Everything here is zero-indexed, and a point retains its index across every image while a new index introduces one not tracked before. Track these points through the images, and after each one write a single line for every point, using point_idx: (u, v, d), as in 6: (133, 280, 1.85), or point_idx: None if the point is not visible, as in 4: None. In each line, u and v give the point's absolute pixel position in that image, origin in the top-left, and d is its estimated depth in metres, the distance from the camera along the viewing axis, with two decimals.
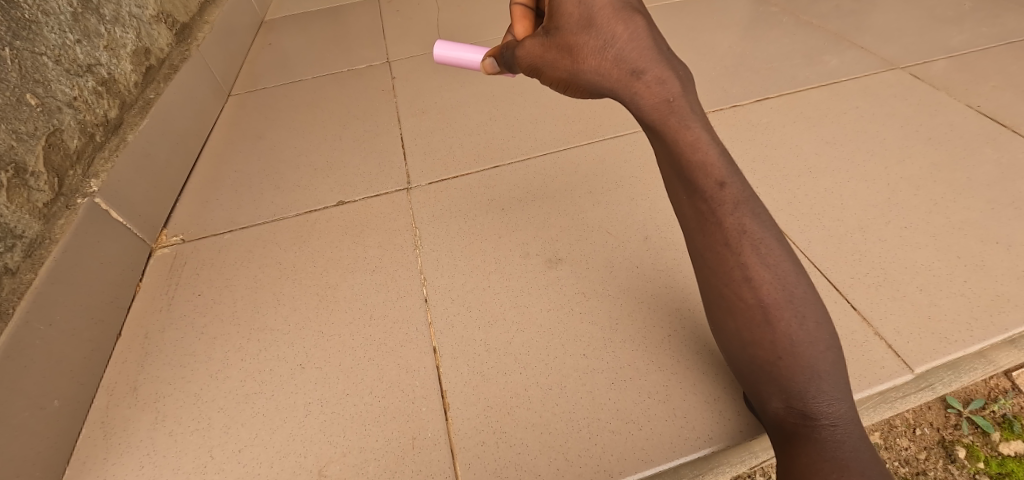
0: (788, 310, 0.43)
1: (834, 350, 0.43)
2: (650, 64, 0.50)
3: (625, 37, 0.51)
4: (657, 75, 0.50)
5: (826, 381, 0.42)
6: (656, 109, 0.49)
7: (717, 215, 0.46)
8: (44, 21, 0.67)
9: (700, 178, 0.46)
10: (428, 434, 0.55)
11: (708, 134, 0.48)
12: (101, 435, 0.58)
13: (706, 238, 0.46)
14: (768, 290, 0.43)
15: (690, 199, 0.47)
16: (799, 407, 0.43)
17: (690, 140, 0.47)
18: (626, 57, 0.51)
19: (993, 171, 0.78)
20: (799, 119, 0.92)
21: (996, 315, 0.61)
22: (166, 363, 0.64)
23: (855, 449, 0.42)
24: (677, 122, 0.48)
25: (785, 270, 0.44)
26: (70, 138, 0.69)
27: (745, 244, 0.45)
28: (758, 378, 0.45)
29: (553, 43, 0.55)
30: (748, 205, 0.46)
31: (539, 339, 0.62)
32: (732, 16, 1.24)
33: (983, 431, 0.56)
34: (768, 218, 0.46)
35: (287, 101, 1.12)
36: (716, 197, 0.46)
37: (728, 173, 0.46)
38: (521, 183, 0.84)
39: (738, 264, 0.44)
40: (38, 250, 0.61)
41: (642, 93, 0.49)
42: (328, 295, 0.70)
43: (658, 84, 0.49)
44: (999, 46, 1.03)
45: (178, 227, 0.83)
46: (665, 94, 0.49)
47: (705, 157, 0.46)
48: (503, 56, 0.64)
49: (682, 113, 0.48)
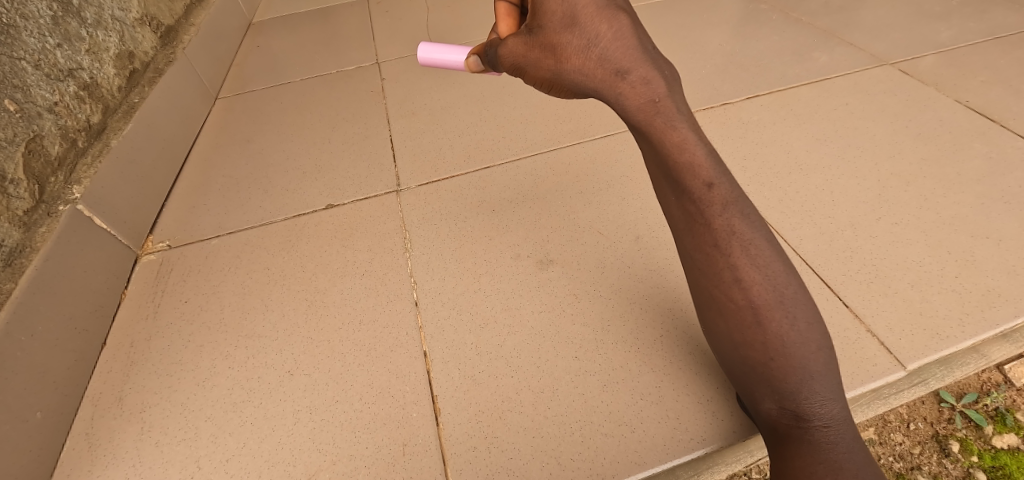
0: (779, 311, 0.42)
1: (826, 349, 0.43)
2: (634, 64, 0.49)
3: (609, 36, 0.50)
4: (642, 75, 0.49)
5: (819, 381, 0.42)
6: (641, 110, 0.48)
7: (706, 216, 0.45)
8: (22, 25, 0.66)
9: (688, 179, 0.45)
10: (420, 440, 0.54)
11: (695, 134, 0.47)
12: (86, 447, 0.57)
13: (695, 239, 0.46)
14: (759, 291, 0.43)
15: (679, 201, 0.47)
16: (791, 407, 0.42)
17: (677, 141, 0.46)
18: (611, 56, 0.50)
19: (983, 166, 0.79)
20: (790, 116, 0.92)
21: (987, 311, 0.61)
22: (153, 372, 0.63)
23: (848, 450, 0.42)
24: (664, 123, 0.47)
25: (776, 271, 0.44)
26: (51, 144, 0.68)
27: (734, 245, 0.44)
28: (750, 379, 0.45)
29: (536, 41, 0.55)
30: (736, 206, 0.45)
31: (531, 341, 0.62)
32: (722, 14, 1.24)
33: (976, 424, 0.55)
34: (757, 218, 0.46)
35: (276, 103, 1.10)
36: (705, 198, 0.45)
37: (716, 174, 0.46)
38: (512, 184, 0.83)
39: (727, 265, 0.44)
40: (18, 259, 0.60)
41: (627, 94, 0.49)
42: (316, 300, 0.69)
43: (643, 84, 0.49)
44: (987, 41, 1.03)
45: (165, 233, 0.82)
46: (650, 95, 0.48)
47: (692, 158, 0.46)
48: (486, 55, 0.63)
49: (669, 113, 0.47)
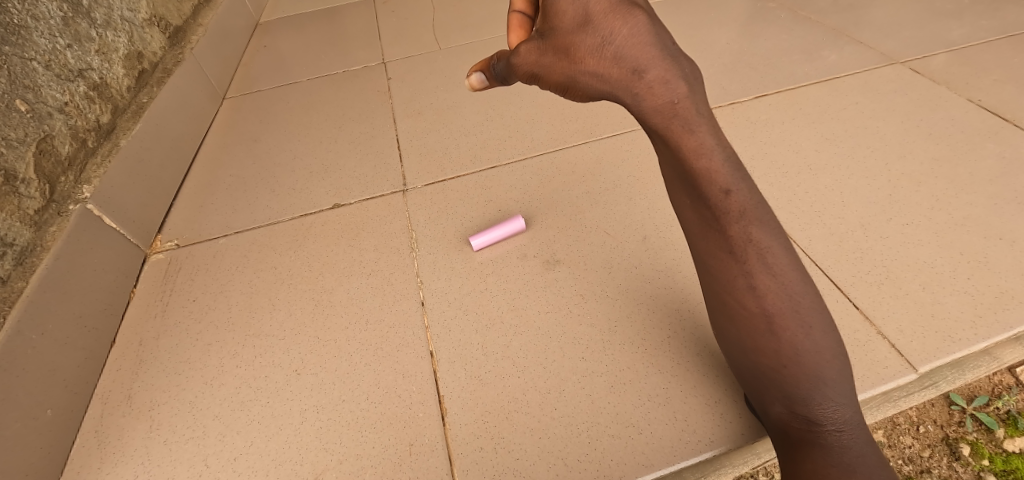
0: (793, 320, 0.42)
1: (841, 357, 0.42)
2: (651, 62, 0.48)
3: (624, 33, 0.49)
4: (659, 74, 0.47)
5: (832, 389, 0.41)
6: (658, 112, 0.47)
7: (722, 223, 0.44)
8: (34, 26, 0.66)
9: (704, 185, 0.44)
10: (426, 440, 0.54)
11: (714, 139, 0.45)
12: (95, 445, 0.57)
13: (709, 243, 0.46)
14: (773, 299, 0.42)
15: (696, 207, 0.46)
16: (803, 412, 0.42)
17: (694, 146, 0.45)
18: (626, 54, 0.49)
19: (996, 166, 0.78)
20: (800, 116, 0.91)
21: (999, 313, 0.61)
22: (162, 370, 0.64)
23: (861, 454, 0.41)
24: (680, 126, 0.46)
25: (791, 279, 0.43)
26: (61, 144, 0.69)
27: (750, 253, 0.43)
28: (762, 383, 0.45)
29: (549, 45, 0.54)
30: (755, 214, 0.43)
31: (538, 342, 0.62)
32: (730, 13, 1.23)
33: (988, 428, 0.55)
34: (777, 226, 0.44)
35: (284, 103, 1.11)
36: (722, 205, 0.44)
37: (735, 179, 0.44)
38: (519, 184, 0.83)
39: (741, 272, 0.43)
40: (29, 258, 0.60)
41: (643, 95, 0.48)
42: (323, 299, 0.69)
43: (661, 85, 0.47)
44: (1000, 39, 1.02)
45: (173, 232, 0.82)
46: (668, 96, 0.47)
47: (710, 164, 0.44)
48: (494, 66, 0.64)
49: (687, 115, 0.46)
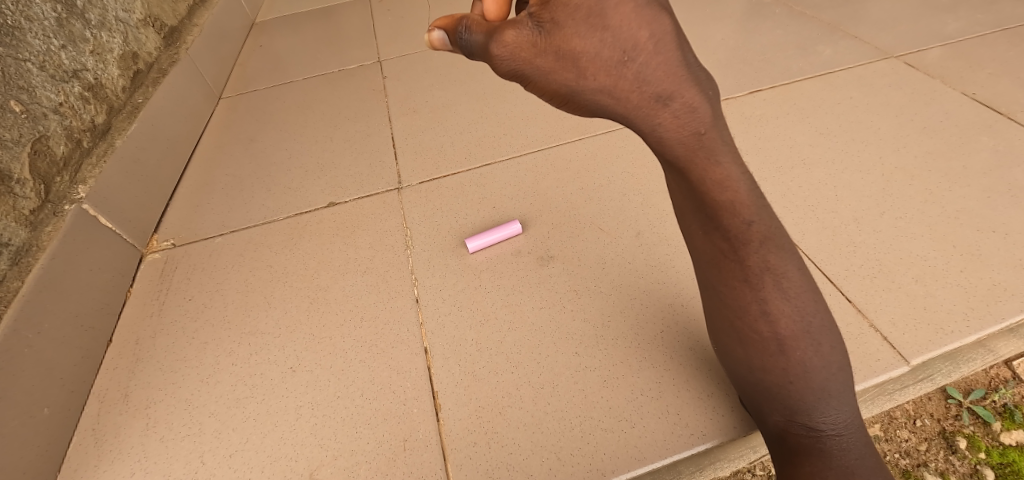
0: (805, 341, 0.41)
1: (846, 370, 0.43)
2: (678, 86, 0.42)
3: (649, 48, 0.42)
4: (687, 101, 0.42)
5: (837, 399, 0.42)
6: (683, 144, 0.42)
7: (740, 253, 0.42)
8: (28, 27, 0.67)
9: (726, 218, 0.42)
10: (420, 435, 0.55)
11: (737, 168, 0.42)
12: (92, 442, 0.58)
13: (722, 272, 0.44)
14: (786, 323, 0.42)
15: (709, 234, 0.44)
16: (802, 420, 0.43)
17: (719, 179, 0.41)
18: (650, 76, 0.42)
19: (990, 159, 0.78)
20: (794, 111, 0.91)
21: (992, 305, 0.60)
22: (158, 368, 0.64)
23: (860, 456, 0.42)
24: (706, 159, 0.42)
25: (806, 301, 0.42)
26: (57, 144, 0.69)
27: (767, 280, 0.42)
28: (761, 392, 0.45)
29: (548, 45, 0.45)
30: (774, 242, 0.43)
31: (532, 337, 0.62)
32: (726, 9, 1.23)
33: (985, 421, 0.56)
34: (792, 249, 0.44)
35: (279, 102, 1.11)
36: (742, 236, 0.42)
37: (757, 210, 0.42)
38: (513, 181, 0.83)
39: (756, 298, 0.42)
40: (25, 257, 0.61)
41: (666, 124, 0.42)
42: (318, 296, 0.70)
43: (687, 113, 0.42)
44: (995, 33, 1.02)
45: (169, 231, 0.82)
46: (694, 126, 0.42)
47: (734, 196, 0.41)
48: (462, 36, 0.52)
49: (713, 147, 0.42)
